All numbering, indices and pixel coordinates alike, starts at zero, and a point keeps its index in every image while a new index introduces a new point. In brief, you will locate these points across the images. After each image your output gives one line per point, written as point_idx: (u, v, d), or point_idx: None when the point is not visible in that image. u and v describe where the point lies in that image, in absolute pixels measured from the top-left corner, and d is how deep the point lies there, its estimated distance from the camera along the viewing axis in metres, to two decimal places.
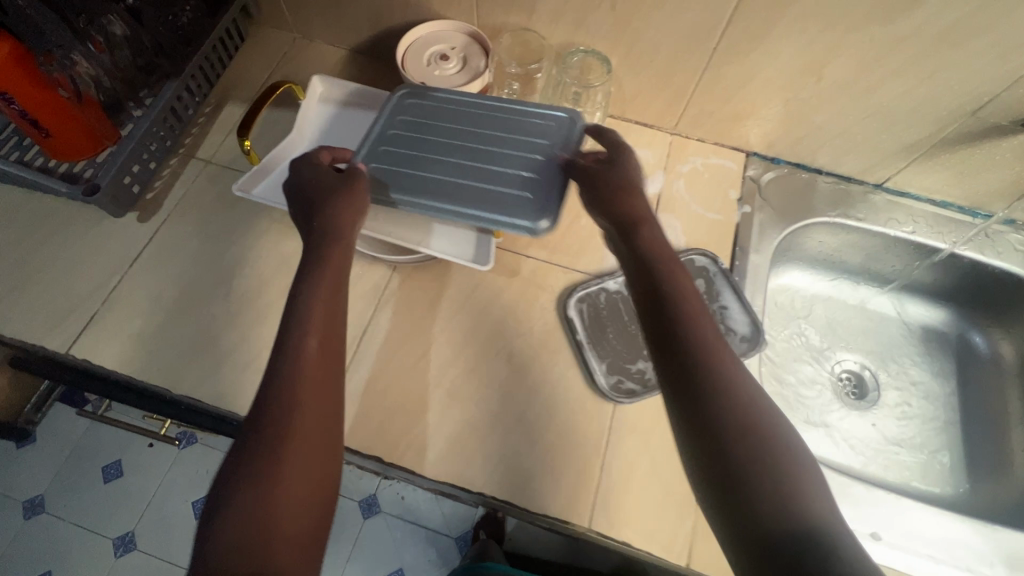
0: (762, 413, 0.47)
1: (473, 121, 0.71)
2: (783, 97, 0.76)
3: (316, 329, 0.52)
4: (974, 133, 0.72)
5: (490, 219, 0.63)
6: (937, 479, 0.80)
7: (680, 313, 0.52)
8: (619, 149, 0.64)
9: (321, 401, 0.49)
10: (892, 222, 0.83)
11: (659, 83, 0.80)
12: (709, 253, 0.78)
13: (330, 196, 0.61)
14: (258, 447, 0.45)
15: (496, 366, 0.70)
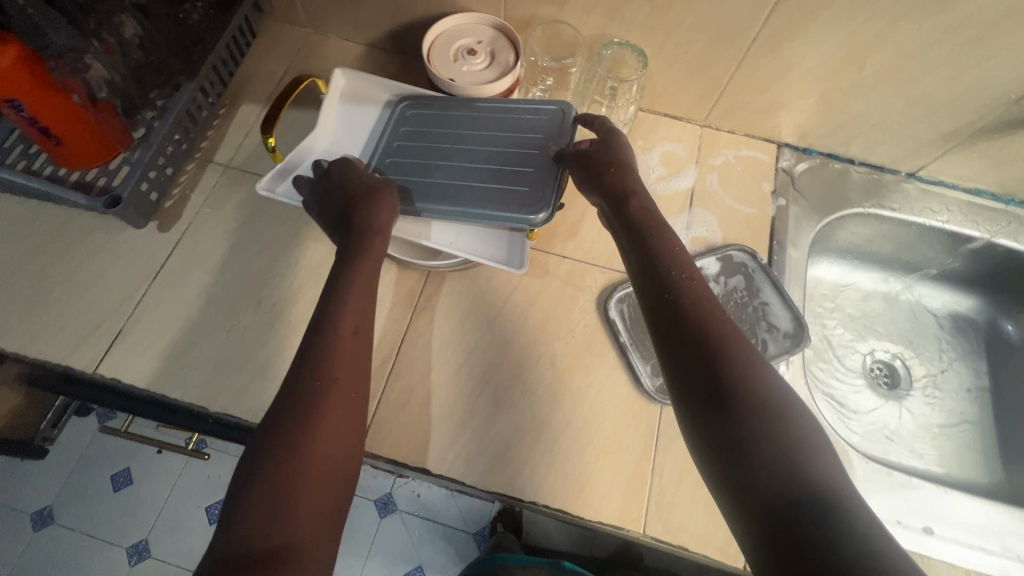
0: (766, 387, 0.46)
1: (469, 121, 0.71)
2: (821, 86, 0.74)
3: (349, 322, 0.53)
4: (1016, 120, 0.71)
5: (488, 216, 0.63)
6: (974, 467, 0.80)
7: (680, 294, 0.51)
8: (616, 135, 0.63)
9: (350, 390, 0.50)
10: (927, 211, 0.82)
11: (694, 74, 0.78)
12: (747, 248, 0.76)
13: (365, 197, 0.61)
14: (289, 426, 0.46)
15: (539, 371, 0.68)
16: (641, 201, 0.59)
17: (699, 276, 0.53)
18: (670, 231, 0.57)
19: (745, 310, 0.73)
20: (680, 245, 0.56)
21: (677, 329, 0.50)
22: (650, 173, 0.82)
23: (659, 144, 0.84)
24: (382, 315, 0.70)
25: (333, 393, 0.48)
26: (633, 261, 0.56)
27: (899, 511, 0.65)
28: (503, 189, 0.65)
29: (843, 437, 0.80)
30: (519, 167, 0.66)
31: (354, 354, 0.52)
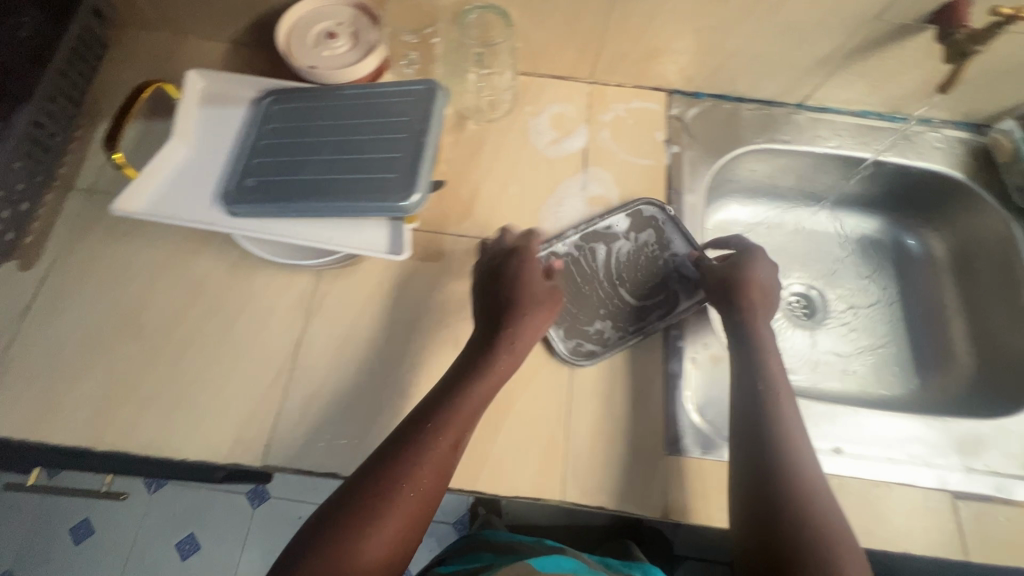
0: (824, 524, 0.50)
1: (343, 110, 0.66)
2: (693, 26, 0.72)
3: (450, 436, 0.54)
4: (883, 36, 0.71)
5: (358, 209, 0.60)
6: (890, 383, 0.82)
7: (773, 413, 0.57)
8: (751, 255, 0.68)
9: (424, 492, 0.52)
10: (818, 139, 0.83)
11: (567, 30, 0.75)
12: (655, 201, 0.76)
13: (522, 309, 0.60)
14: (353, 515, 0.49)
15: (444, 355, 0.67)
16: (750, 318, 0.64)
17: (791, 402, 0.58)
18: (774, 352, 0.62)
19: (657, 263, 0.74)
20: (781, 368, 0.61)
21: (763, 431, 0.56)
22: (541, 138, 0.80)
23: (548, 108, 0.82)
24: (275, 322, 0.67)
25: (405, 484, 0.51)
26: (735, 360, 0.62)
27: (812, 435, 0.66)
28: (371, 178, 0.61)
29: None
30: (386, 152, 0.62)
31: (448, 452, 0.54)
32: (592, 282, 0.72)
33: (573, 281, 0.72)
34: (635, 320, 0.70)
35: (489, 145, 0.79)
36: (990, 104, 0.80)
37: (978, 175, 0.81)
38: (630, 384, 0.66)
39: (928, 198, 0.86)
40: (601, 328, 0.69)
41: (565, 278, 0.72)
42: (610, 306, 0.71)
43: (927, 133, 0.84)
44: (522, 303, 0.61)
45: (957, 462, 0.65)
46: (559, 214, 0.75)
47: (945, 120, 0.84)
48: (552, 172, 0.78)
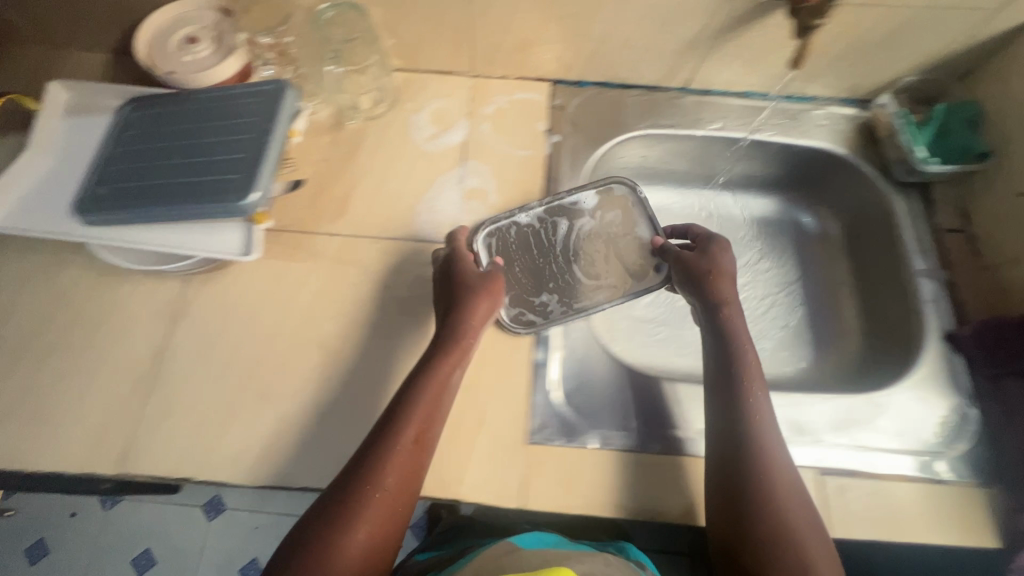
0: (788, 506, 0.52)
1: (195, 113, 0.66)
2: (554, 14, 0.72)
3: (410, 433, 0.55)
4: (741, 16, 0.70)
5: (198, 211, 0.60)
6: (783, 360, 0.81)
7: (750, 411, 0.57)
8: (718, 239, 0.70)
9: (396, 493, 0.53)
10: (701, 121, 0.82)
11: (433, 25, 0.75)
12: (628, 181, 0.79)
13: (464, 296, 0.64)
14: (330, 522, 0.50)
15: (309, 355, 0.66)
16: (728, 315, 0.64)
17: (764, 389, 0.59)
18: (752, 348, 0.62)
19: (615, 245, 0.78)
20: (759, 365, 0.61)
21: (732, 419, 0.57)
22: (420, 134, 0.80)
23: (429, 103, 0.82)
24: (138, 330, 0.67)
25: (375, 496, 0.52)
26: (710, 349, 0.63)
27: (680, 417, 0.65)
28: (214, 179, 0.61)
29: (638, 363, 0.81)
30: (230, 153, 0.62)
31: (413, 450, 0.55)
32: (549, 256, 0.77)
33: (530, 251, 0.76)
34: (580, 297, 0.75)
35: (368, 142, 0.79)
36: (868, 79, 0.80)
37: (862, 150, 0.81)
38: (496, 375, 0.66)
39: (818, 175, 0.86)
40: (546, 301, 0.73)
41: (521, 248, 0.76)
42: (559, 281, 0.76)
43: (812, 111, 0.84)
44: (462, 293, 0.64)
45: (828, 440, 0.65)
46: (435, 209, 0.75)
47: (829, 98, 0.83)
48: (430, 167, 0.78)
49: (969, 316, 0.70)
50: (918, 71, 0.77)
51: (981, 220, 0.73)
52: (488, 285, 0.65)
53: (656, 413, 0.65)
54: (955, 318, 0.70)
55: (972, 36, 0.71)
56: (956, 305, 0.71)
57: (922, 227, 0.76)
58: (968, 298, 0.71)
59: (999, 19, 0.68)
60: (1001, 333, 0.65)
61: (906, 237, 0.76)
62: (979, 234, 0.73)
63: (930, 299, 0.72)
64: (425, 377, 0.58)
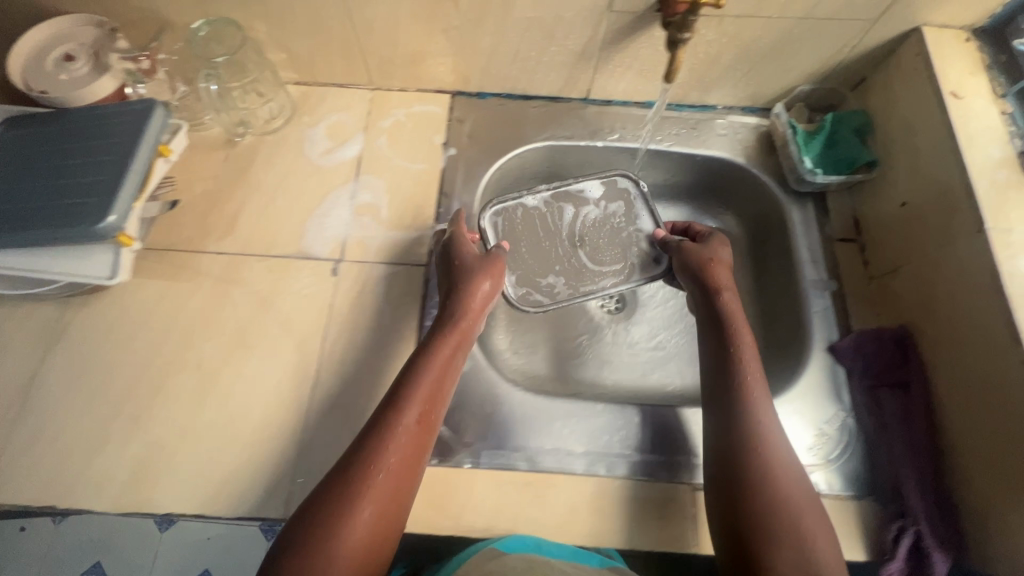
0: (788, 488, 0.53)
1: (61, 133, 0.65)
2: (438, 27, 0.71)
3: (414, 413, 0.56)
4: (624, 28, 0.70)
5: (54, 235, 0.59)
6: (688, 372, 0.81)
7: (750, 394, 0.58)
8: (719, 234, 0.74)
9: (401, 475, 0.53)
10: (600, 132, 0.82)
11: (319, 38, 0.74)
12: (631, 175, 0.84)
13: (466, 278, 0.65)
14: (333, 505, 0.49)
15: (184, 377, 0.65)
16: (726, 302, 0.66)
17: (761, 375, 0.60)
18: (747, 332, 0.64)
19: (621, 234, 0.82)
20: (755, 348, 0.62)
21: (730, 402, 0.58)
22: (315, 148, 0.79)
23: (327, 117, 0.81)
24: (8, 354, 0.66)
25: (382, 475, 0.52)
26: (704, 336, 0.66)
27: (558, 434, 0.65)
28: (72, 202, 0.60)
29: (524, 374, 0.78)
30: (90, 175, 0.61)
31: (416, 433, 0.55)
32: (557, 243, 0.82)
33: (538, 236, 0.81)
34: (585, 281, 0.80)
35: (261, 158, 0.78)
36: (764, 89, 0.79)
37: (761, 158, 0.80)
38: (374, 395, 0.65)
39: (720, 184, 0.85)
40: (552, 284, 0.79)
41: (527, 230, 0.81)
42: (566, 265, 0.81)
43: (713, 120, 0.83)
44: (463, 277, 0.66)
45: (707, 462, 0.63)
46: (325, 225, 0.74)
47: (731, 106, 0.83)
48: (322, 183, 0.77)
49: (855, 327, 0.70)
50: (811, 80, 0.77)
51: (870, 229, 0.73)
52: (495, 271, 0.68)
53: (533, 434, 0.64)
54: (843, 329, 0.70)
55: (856, 46, 0.71)
56: (845, 316, 0.70)
57: (815, 236, 0.75)
58: (855, 309, 0.71)
59: (877, 29, 0.68)
60: (881, 340, 0.66)
61: (800, 247, 0.75)
62: (869, 243, 0.73)
63: (820, 310, 0.71)
64: (429, 360, 0.59)
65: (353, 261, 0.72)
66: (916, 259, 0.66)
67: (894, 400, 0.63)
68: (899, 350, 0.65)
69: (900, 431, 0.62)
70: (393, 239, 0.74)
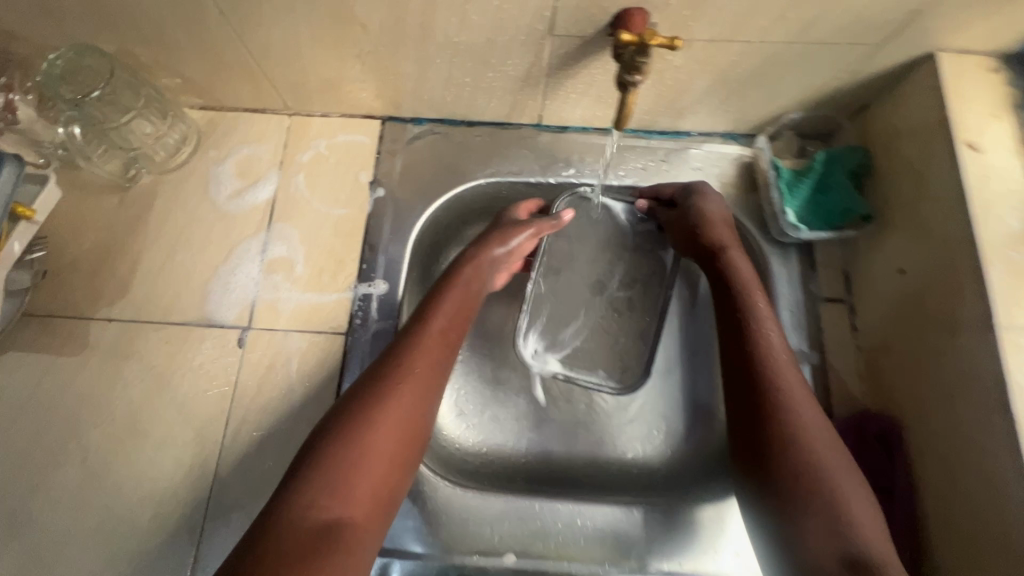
0: (818, 438, 0.47)
1: None
2: (349, 51, 0.59)
3: (438, 326, 0.54)
4: (572, 54, 0.57)
5: None
6: (655, 436, 0.70)
7: (764, 352, 0.52)
8: (699, 189, 0.64)
9: (425, 380, 0.51)
10: (553, 166, 0.70)
11: (213, 64, 0.62)
12: (583, 183, 0.70)
13: (509, 224, 0.64)
14: (356, 409, 0.47)
15: (67, 472, 0.58)
16: (729, 261, 0.59)
17: (783, 340, 0.53)
18: (761, 296, 0.56)
19: (632, 252, 0.73)
20: (768, 310, 0.56)
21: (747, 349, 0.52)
22: (221, 190, 0.68)
23: (236, 149, 0.70)
24: None
25: (410, 383, 0.49)
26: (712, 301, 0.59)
27: (487, 540, 0.57)
28: None
29: (540, 455, 0.69)
30: None
31: (441, 344, 0.54)
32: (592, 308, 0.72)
33: (574, 317, 0.72)
34: (645, 317, 0.71)
35: (159, 203, 0.67)
36: (747, 115, 0.67)
37: (742, 198, 0.69)
38: None
39: None
40: (626, 342, 0.71)
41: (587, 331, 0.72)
42: (626, 320, 0.72)
43: (688, 149, 0.71)
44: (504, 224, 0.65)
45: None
46: (232, 285, 0.65)
47: (708, 132, 0.70)
48: (228, 233, 0.67)
49: (835, 407, 0.61)
50: (803, 107, 0.65)
51: (862, 290, 0.63)
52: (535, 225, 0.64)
53: (460, 542, 0.56)
54: (822, 411, 0.61)
55: (857, 72, 0.58)
56: (826, 395, 0.61)
57: (798, 295, 0.65)
58: (837, 386, 0.61)
59: (884, 53, 0.55)
60: (866, 436, 0.58)
61: (779, 310, 0.64)
62: (859, 306, 0.63)
63: None
64: (454, 283, 0.59)
65: (263, 328, 0.63)
66: (911, 339, 0.56)
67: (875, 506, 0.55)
68: (884, 448, 0.57)
69: None
70: (309, 302, 0.64)
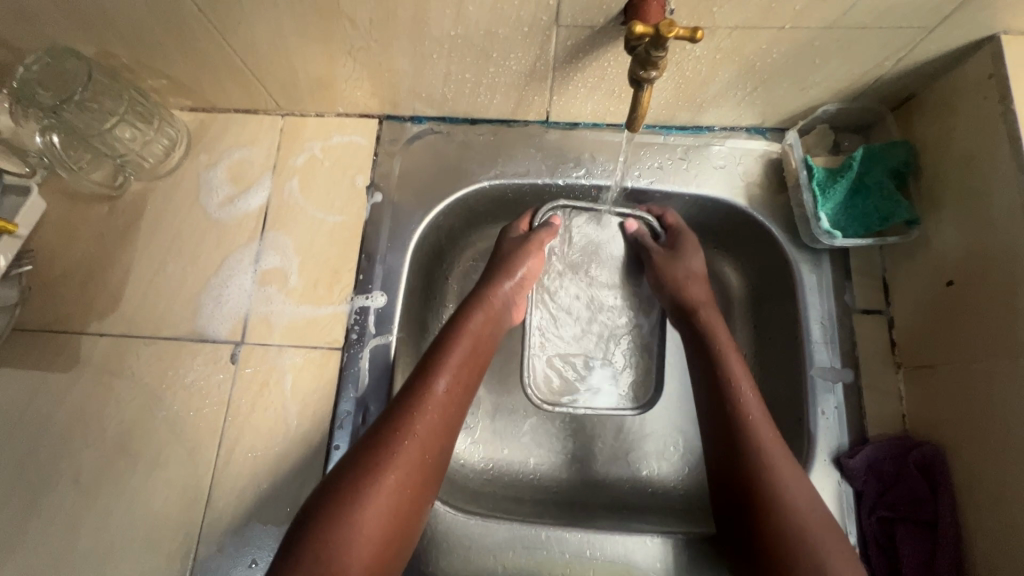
0: (797, 500, 0.46)
1: None
2: (340, 49, 0.55)
3: (444, 380, 0.52)
4: (581, 45, 0.52)
5: None
6: (672, 456, 0.66)
7: (742, 409, 0.50)
8: (682, 236, 0.64)
9: (426, 443, 0.49)
10: (562, 167, 0.65)
11: (199, 63, 0.58)
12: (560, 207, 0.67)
13: (516, 247, 0.62)
14: (353, 477, 0.45)
15: (60, 492, 0.56)
16: (706, 320, 0.58)
17: (756, 392, 0.52)
18: (734, 352, 0.55)
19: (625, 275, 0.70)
20: (742, 364, 0.54)
21: (725, 406, 0.51)
22: (212, 197, 0.65)
23: (228, 153, 0.66)
24: None
25: (413, 445, 0.48)
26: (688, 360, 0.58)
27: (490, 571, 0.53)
28: None
29: (554, 482, 0.65)
30: None
31: (445, 402, 0.51)
32: (596, 334, 0.69)
33: (576, 345, 0.68)
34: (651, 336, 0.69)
35: (149, 211, 0.65)
36: (776, 108, 0.61)
37: (769, 201, 0.63)
38: (277, 513, 0.56)
39: (715, 226, 0.68)
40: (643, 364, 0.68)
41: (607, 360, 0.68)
42: (640, 342, 0.69)
43: (709, 145, 0.65)
44: (507, 249, 0.63)
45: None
46: (224, 297, 0.62)
47: (731, 127, 0.64)
48: (219, 242, 0.64)
49: (870, 432, 0.55)
50: (839, 99, 0.58)
51: (903, 303, 0.57)
52: (534, 243, 0.62)
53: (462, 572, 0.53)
54: (855, 436, 0.55)
55: (903, 60, 0.52)
56: (860, 418, 0.56)
57: (830, 307, 0.59)
58: (872, 408, 0.56)
59: (937, 37, 0.49)
60: (904, 462, 0.52)
61: (808, 323, 0.59)
62: (899, 320, 0.58)
63: (830, 409, 0.56)
64: (465, 327, 0.56)
65: (256, 343, 0.60)
66: (961, 360, 0.50)
67: (917, 543, 0.50)
68: (925, 476, 0.51)
69: None
70: (304, 315, 0.61)
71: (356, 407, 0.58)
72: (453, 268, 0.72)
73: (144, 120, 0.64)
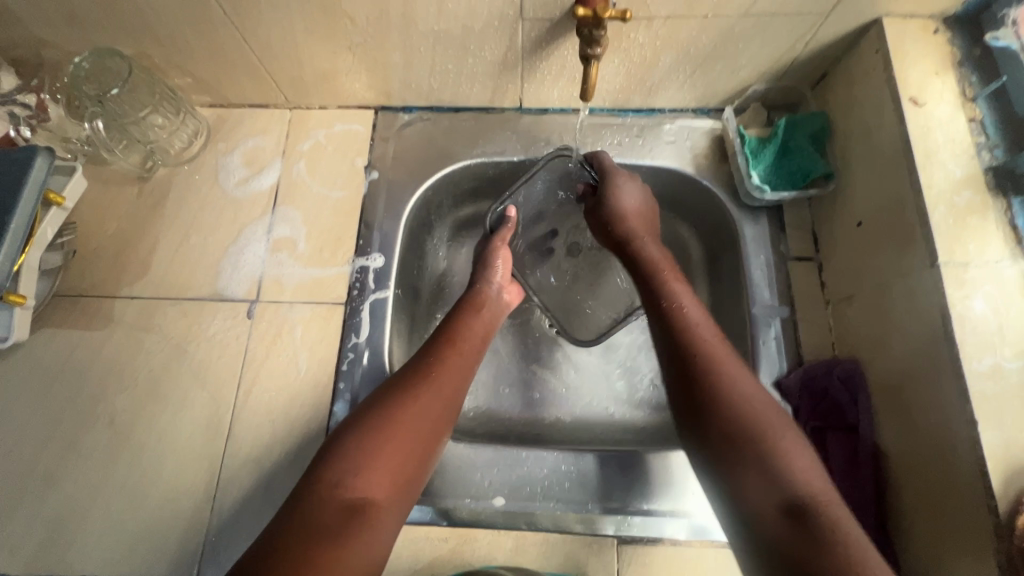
0: (748, 400, 0.48)
1: None
2: (342, 44, 0.65)
3: (463, 339, 0.60)
4: (543, 35, 0.62)
5: None
6: (640, 400, 0.74)
7: (689, 330, 0.54)
8: (610, 186, 0.67)
9: (448, 383, 0.55)
10: (535, 145, 0.75)
11: (221, 62, 0.68)
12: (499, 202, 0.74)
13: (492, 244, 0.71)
14: (383, 404, 0.51)
15: (96, 432, 0.63)
16: (637, 250, 0.64)
17: (707, 321, 0.55)
18: (690, 302, 0.57)
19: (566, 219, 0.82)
20: (695, 306, 0.56)
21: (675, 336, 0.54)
22: (229, 179, 0.74)
23: (244, 141, 0.76)
24: None
25: (434, 387, 0.53)
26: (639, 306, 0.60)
27: (478, 485, 0.61)
28: None
29: (539, 422, 0.73)
30: None
31: (463, 356, 0.58)
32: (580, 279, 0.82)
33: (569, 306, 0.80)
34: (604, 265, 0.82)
35: (174, 193, 0.74)
36: (715, 89, 0.71)
37: (713, 168, 0.73)
38: (290, 444, 0.63)
39: (671, 194, 0.77)
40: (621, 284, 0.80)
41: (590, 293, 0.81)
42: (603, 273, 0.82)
43: (660, 125, 0.75)
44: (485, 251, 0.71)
45: (633, 517, 0.59)
46: (240, 263, 0.70)
47: (679, 109, 0.75)
48: (237, 216, 0.73)
49: (806, 358, 0.64)
50: (765, 79, 0.69)
51: (828, 249, 0.67)
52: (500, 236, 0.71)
53: (454, 488, 0.60)
54: (792, 361, 0.64)
55: (810, 42, 0.62)
56: (795, 346, 0.65)
57: (768, 255, 0.68)
58: (806, 337, 0.65)
59: (833, 21, 0.59)
60: (830, 377, 0.61)
61: (750, 270, 0.68)
62: (827, 263, 0.67)
63: (770, 339, 0.65)
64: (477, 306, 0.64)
65: (269, 301, 0.69)
66: (870, 287, 0.59)
67: (843, 444, 0.58)
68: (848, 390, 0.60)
69: (844, 484, 0.56)
70: (312, 276, 0.70)
71: (358, 351, 0.67)
72: (442, 242, 0.81)
73: (171, 110, 0.74)
